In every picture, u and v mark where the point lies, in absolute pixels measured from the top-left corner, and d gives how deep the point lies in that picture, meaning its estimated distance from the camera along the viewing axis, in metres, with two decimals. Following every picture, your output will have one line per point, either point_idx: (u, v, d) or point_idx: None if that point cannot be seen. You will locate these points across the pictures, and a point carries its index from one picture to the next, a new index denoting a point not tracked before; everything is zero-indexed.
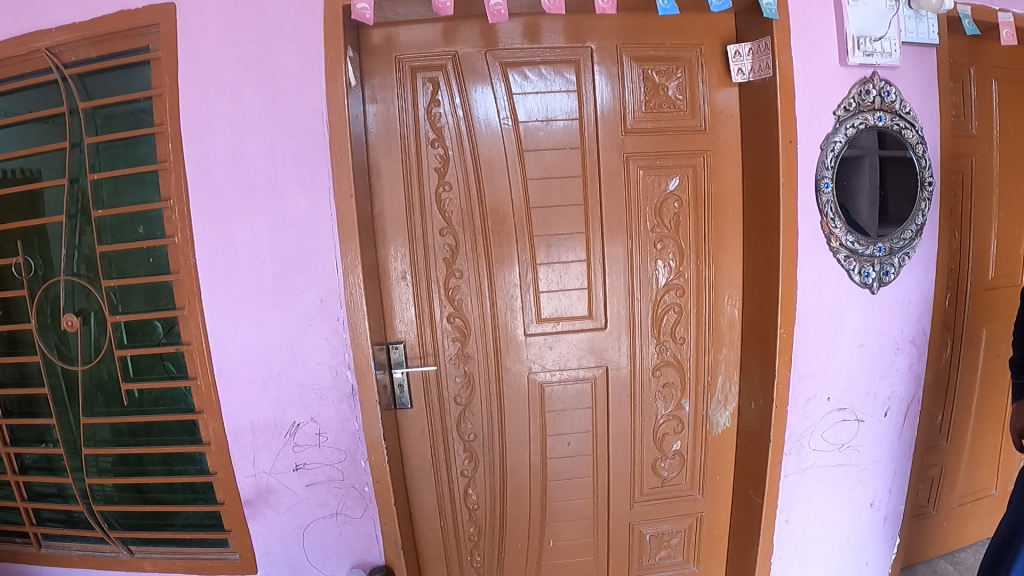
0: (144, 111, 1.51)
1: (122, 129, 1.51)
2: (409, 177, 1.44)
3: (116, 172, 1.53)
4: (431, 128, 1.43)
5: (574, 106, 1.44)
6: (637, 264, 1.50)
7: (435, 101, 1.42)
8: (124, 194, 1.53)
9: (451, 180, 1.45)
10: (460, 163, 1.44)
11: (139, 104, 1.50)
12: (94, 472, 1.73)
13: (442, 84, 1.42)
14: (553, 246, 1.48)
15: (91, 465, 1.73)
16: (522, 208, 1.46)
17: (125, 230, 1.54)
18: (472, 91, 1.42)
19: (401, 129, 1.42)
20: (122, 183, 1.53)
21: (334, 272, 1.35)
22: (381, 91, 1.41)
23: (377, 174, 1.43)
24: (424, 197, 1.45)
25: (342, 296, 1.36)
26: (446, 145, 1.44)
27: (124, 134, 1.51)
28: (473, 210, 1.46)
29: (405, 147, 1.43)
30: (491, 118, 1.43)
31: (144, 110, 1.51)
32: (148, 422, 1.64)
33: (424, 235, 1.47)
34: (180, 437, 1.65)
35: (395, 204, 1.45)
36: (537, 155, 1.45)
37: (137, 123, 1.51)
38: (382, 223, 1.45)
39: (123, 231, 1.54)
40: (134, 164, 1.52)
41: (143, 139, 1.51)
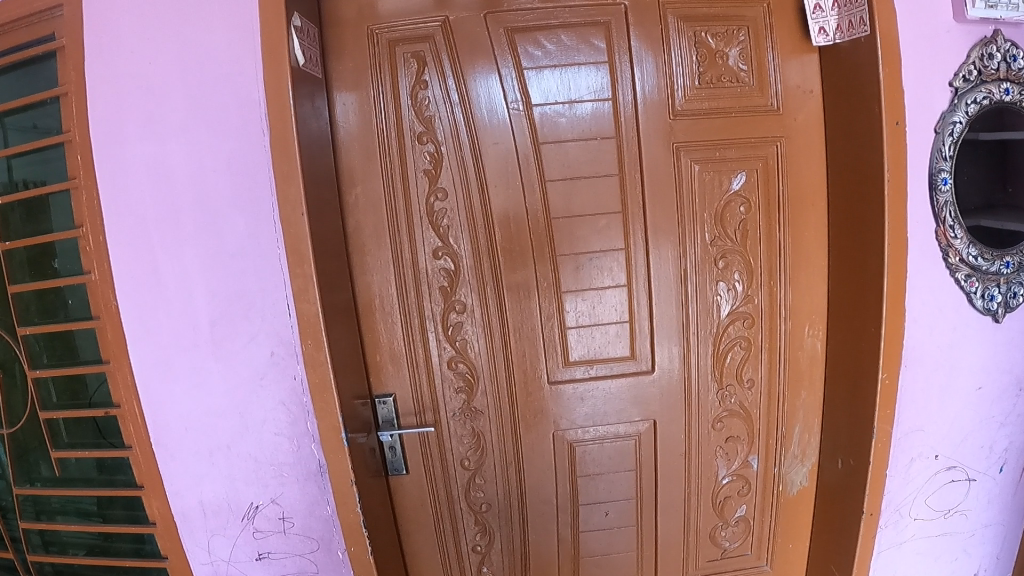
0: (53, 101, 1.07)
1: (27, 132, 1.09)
2: (392, 186, 1.11)
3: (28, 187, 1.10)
4: (418, 119, 1.09)
5: (605, 84, 1.09)
6: (693, 290, 1.15)
7: (423, 85, 1.08)
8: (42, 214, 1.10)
9: (446, 189, 1.11)
10: (457, 165, 1.10)
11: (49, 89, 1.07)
12: (41, 547, 1.28)
13: (429, 62, 1.07)
14: (582, 268, 1.12)
15: (36, 539, 1.28)
16: (540, 221, 1.11)
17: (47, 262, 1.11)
18: (469, 70, 1.07)
19: (379, 123, 1.09)
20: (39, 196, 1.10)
21: (287, 318, 1.02)
22: (352, 73, 1.07)
23: (351, 182, 1.10)
24: (412, 210, 1.11)
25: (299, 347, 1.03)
26: (436, 142, 1.09)
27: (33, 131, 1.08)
28: (474, 226, 1.11)
29: (385, 147, 1.09)
30: (495, 104, 1.08)
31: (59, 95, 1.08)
32: (104, 497, 1.19)
33: (415, 259, 1.12)
34: (136, 514, 1.19)
35: (376, 221, 1.11)
36: (557, 151, 1.09)
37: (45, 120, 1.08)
38: (362, 245, 1.12)
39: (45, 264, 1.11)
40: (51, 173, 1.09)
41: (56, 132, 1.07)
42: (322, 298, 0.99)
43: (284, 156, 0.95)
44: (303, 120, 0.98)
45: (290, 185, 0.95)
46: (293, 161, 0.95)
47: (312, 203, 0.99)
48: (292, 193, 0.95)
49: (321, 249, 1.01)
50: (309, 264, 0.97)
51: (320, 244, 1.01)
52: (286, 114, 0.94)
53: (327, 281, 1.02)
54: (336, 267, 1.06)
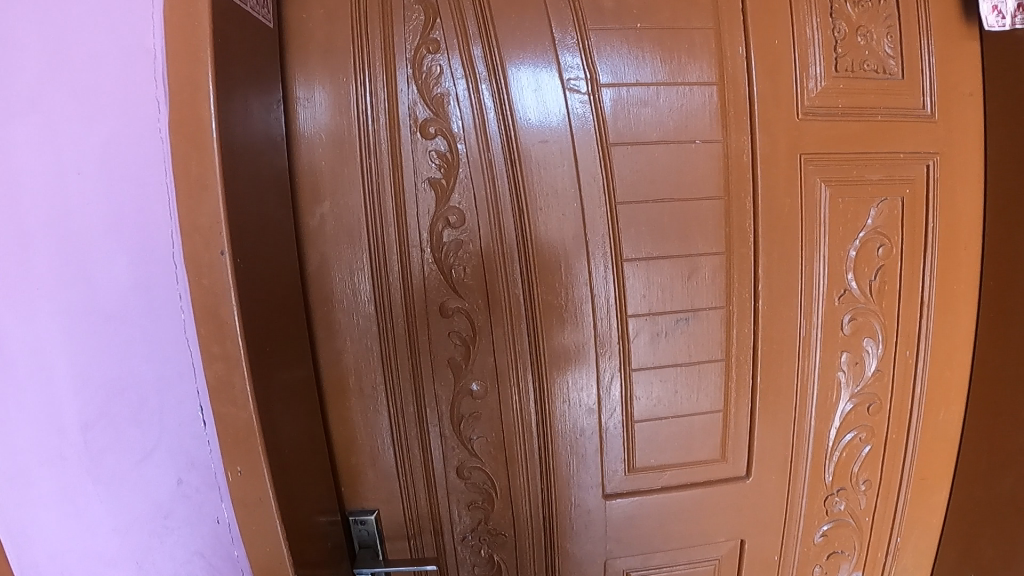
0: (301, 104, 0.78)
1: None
2: (376, 206, 0.70)
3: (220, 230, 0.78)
4: (422, 101, 0.69)
5: (710, 59, 0.71)
6: (809, 366, 0.81)
7: (433, 49, 0.69)
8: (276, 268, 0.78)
9: (459, 212, 0.71)
10: (479, 175, 0.70)
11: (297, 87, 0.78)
12: None
13: (443, 16, 0.69)
14: (662, 337, 0.74)
15: None
16: (604, 264, 0.72)
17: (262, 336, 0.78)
18: (502, 31, 0.69)
19: (360, 105, 0.69)
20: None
21: (201, 424, 0.64)
22: (324, 27, 0.68)
23: (312, 198, 0.70)
24: (405, 244, 0.71)
25: (224, 479, 0.66)
26: (446, 138, 0.70)
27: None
28: (502, 269, 0.71)
29: (368, 145, 0.69)
30: (541, 82, 0.70)
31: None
32: None
33: (410, 317, 0.73)
34: None
35: (351, 258, 0.71)
36: (633, 158, 0.71)
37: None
38: (329, 296, 0.72)
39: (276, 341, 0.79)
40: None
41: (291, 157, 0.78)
42: (259, 394, 0.60)
43: (196, 155, 0.54)
44: (226, 94, 0.56)
45: (206, 206, 0.54)
46: (211, 166, 0.54)
47: (245, 235, 0.59)
48: (207, 221, 0.54)
49: (257, 311, 0.60)
50: (236, 343, 0.57)
51: (260, 304, 0.61)
52: (201, 83, 0.54)
53: (262, 363, 0.61)
54: (285, 334, 0.67)
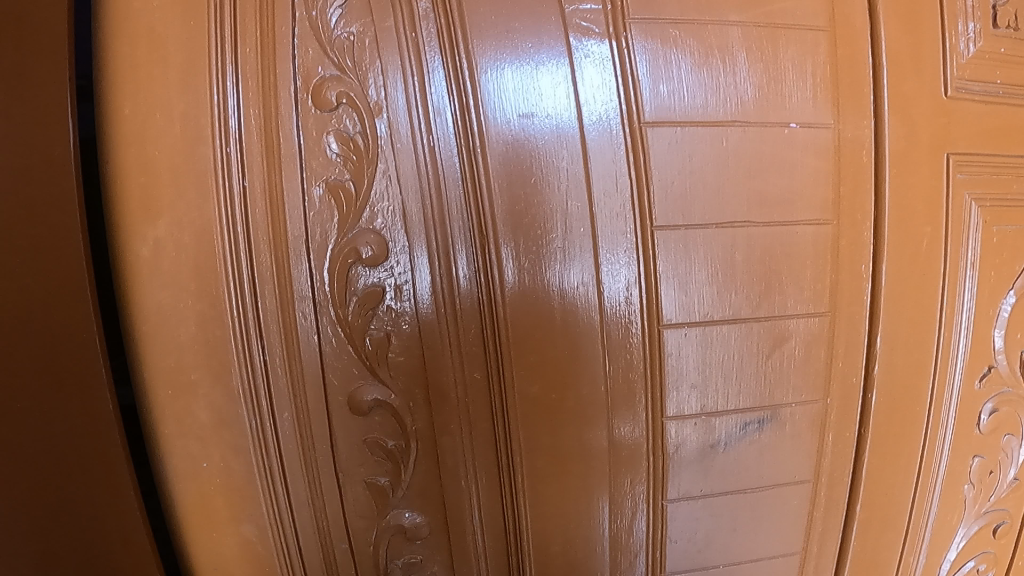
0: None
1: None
2: (240, 226, 0.39)
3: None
4: (319, 46, 0.39)
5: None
6: (933, 499, 0.50)
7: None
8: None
9: (376, 242, 0.39)
10: (411, 176, 0.39)
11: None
12: None
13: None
14: (723, 447, 0.44)
15: None
16: (631, 333, 0.41)
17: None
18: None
19: (209, 51, 0.39)
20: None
21: None
22: None
23: (137, 211, 0.40)
24: (286, 295, 0.40)
25: None
26: (355, 110, 0.39)
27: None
28: (453, 340, 0.40)
29: (225, 119, 0.39)
30: (524, 19, 0.39)
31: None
32: None
33: (301, 418, 0.42)
34: None
35: (200, 316, 0.41)
36: (682, 154, 0.40)
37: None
38: (170, 379, 0.41)
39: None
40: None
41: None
42: None
43: None
44: None
45: None
46: None
47: None
48: None
49: None
50: None
51: None
52: None
53: None
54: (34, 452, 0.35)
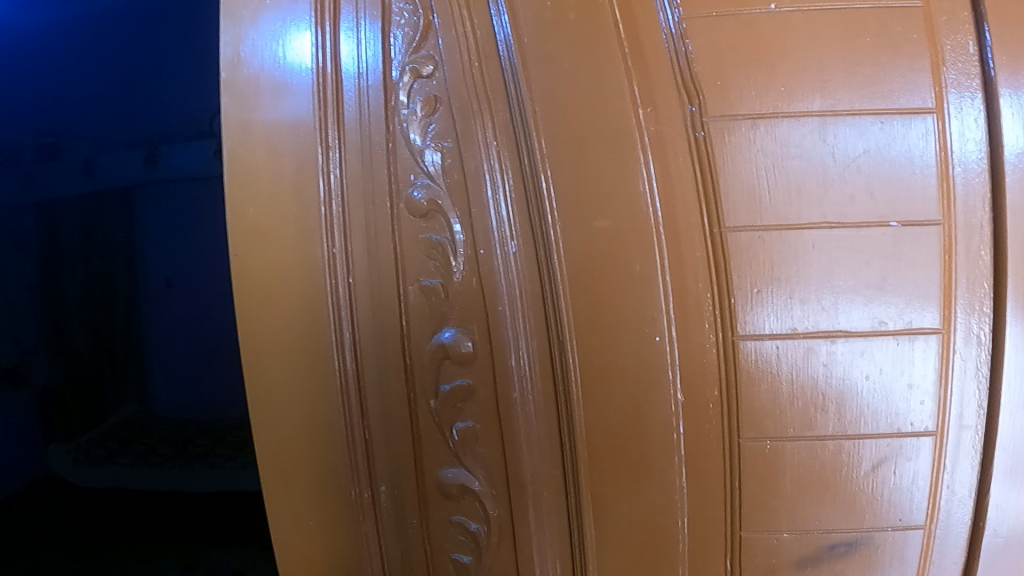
0: (139, 122, 0.47)
1: (22, 203, 0.48)
2: (347, 321, 0.40)
3: (15, 325, 0.48)
4: (410, 155, 0.40)
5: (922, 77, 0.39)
6: None
7: (428, 77, 0.40)
8: (110, 391, 0.47)
9: (475, 335, 0.39)
10: (500, 278, 0.39)
11: (134, 91, 0.47)
12: None
13: (452, 22, 0.40)
14: (808, 567, 0.42)
15: None
16: (710, 423, 0.39)
17: (89, 496, 0.48)
18: (538, 34, 0.39)
19: (319, 154, 0.40)
20: (70, 361, 0.47)
21: None
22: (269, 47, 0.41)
23: (253, 296, 0.40)
24: (389, 383, 0.40)
25: None
26: (444, 219, 0.39)
27: (27, 200, 0.48)
28: (532, 436, 0.40)
29: (329, 219, 0.40)
30: (604, 127, 0.38)
31: (193, 105, 0.48)
32: None
33: (399, 496, 0.42)
34: None
35: (312, 399, 0.41)
36: (769, 264, 0.38)
37: (84, 164, 0.47)
38: (280, 457, 0.42)
39: (115, 502, 0.49)
40: (108, 295, 0.47)
41: (125, 203, 0.46)
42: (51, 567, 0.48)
43: None
44: None
45: None
46: None
47: None
48: None
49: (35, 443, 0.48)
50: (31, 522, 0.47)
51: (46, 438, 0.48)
52: None
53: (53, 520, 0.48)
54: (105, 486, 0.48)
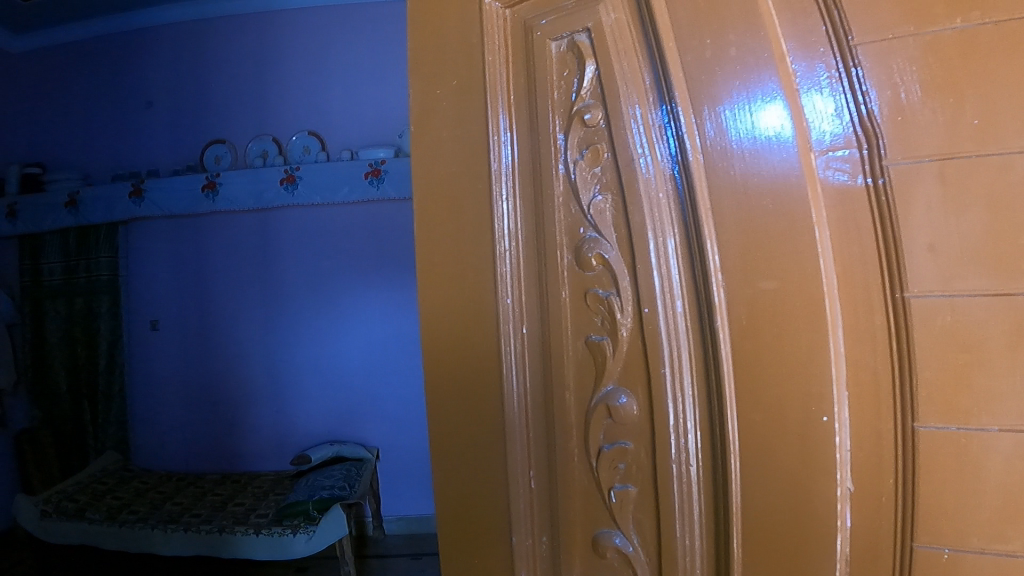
0: None
1: None
2: (518, 377, 0.38)
3: None
4: (577, 209, 0.37)
5: None
6: None
7: (594, 131, 0.37)
8: None
9: (640, 395, 0.36)
10: (662, 344, 0.35)
11: None
12: None
13: (609, 68, 0.35)
14: None
15: None
16: (882, 520, 0.34)
17: None
18: (709, 80, 0.33)
19: (492, 202, 0.37)
20: None
21: None
22: (438, 97, 0.39)
23: (437, 344, 0.39)
24: (555, 439, 0.38)
25: None
26: (609, 275, 0.36)
27: None
28: (690, 513, 0.35)
29: (499, 268, 0.37)
30: (764, 180, 0.32)
31: None
32: None
33: (561, 549, 0.38)
34: None
35: (485, 449, 0.38)
36: (960, 338, 0.32)
37: None
38: (460, 498, 0.39)
39: None
40: None
41: None
42: None
43: None
44: None
45: None
46: None
47: None
48: None
49: None
50: None
51: None
52: None
53: None
54: None
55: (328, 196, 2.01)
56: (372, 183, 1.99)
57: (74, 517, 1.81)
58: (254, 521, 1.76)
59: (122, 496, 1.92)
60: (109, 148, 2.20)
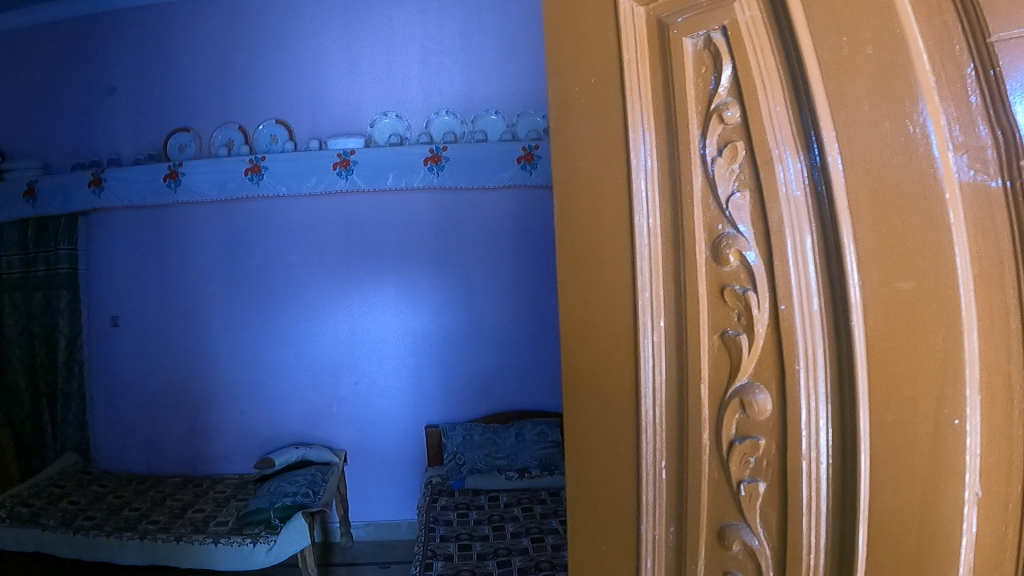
0: None
1: None
2: (655, 363, 0.37)
3: None
4: (717, 207, 0.35)
5: None
6: None
7: (732, 128, 0.34)
8: None
9: (777, 390, 0.34)
10: (798, 339, 0.33)
11: None
12: None
13: (747, 67, 0.33)
14: None
15: None
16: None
17: None
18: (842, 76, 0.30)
19: (632, 196, 0.37)
20: None
21: None
22: (581, 95, 0.39)
23: (580, 333, 0.40)
24: (687, 429, 0.37)
25: None
26: (748, 272, 0.35)
27: None
28: (814, 515, 0.34)
29: (638, 261, 0.37)
30: (905, 176, 0.29)
31: None
32: None
33: (686, 536, 0.38)
34: None
35: (621, 435, 0.39)
36: None
37: None
38: (592, 475, 0.41)
39: None
40: None
41: None
42: None
43: None
44: None
45: None
46: None
47: None
48: None
49: None
50: None
51: None
52: None
53: None
54: None
55: (295, 186, 1.93)
56: (340, 174, 1.92)
57: (26, 522, 1.71)
58: (214, 529, 1.68)
59: (78, 501, 1.82)
60: (68, 135, 2.09)
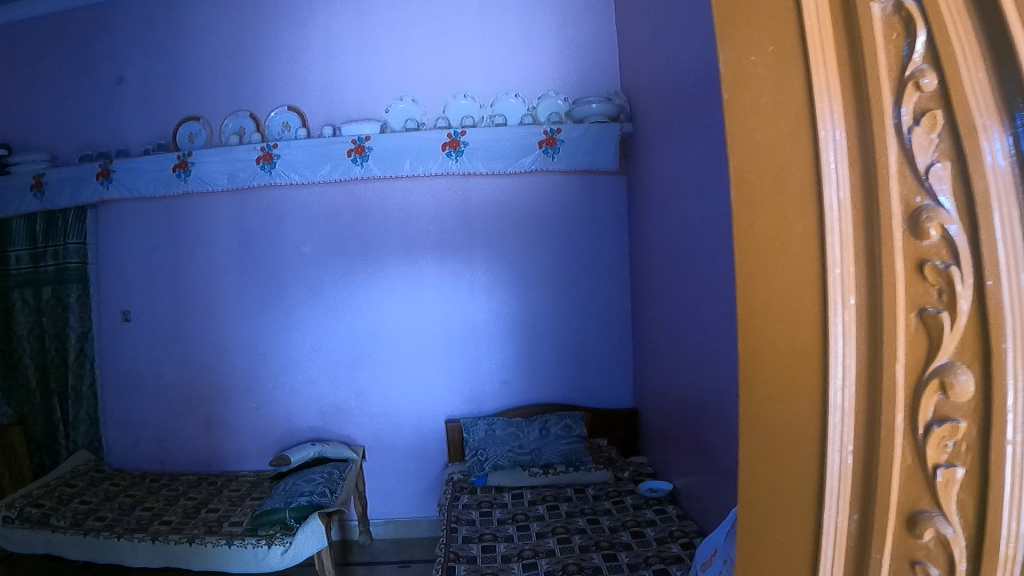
0: None
1: None
2: (845, 360, 0.30)
3: None
4: (914, 179, 0.29)
5: None
6: None
7: (929, 98, 0.29)
8: None
9: (986, 370, 0.29)
10: (1010, 320, 0.27)
11: None
12: None
13: (944, 30, 0.28)
14: None
15: None
16: None
17: None
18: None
19: (822, 169, 0.29)
20: None
21: None
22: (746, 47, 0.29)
23: (761, 354, 0.30)
24: (876, 434, 0.30)
25: None
26: (951, 249, 0.28)
27: None
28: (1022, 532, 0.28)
29: (827, 238, 0.29)
30: None
31: None
32: None
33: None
34: None
35: (806, 471, 0.31)
36: None
37: None
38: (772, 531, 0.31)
39: None
40: None
41: None
42: None
43: None
44: None
45: None
46: None
47: None
48: None
49: None
50: None
51: None
52: None
53: None
54: None
55: (307, 173, 1.85)
56: (355, 161, 1.84)
57: (36, 523, 1.66)
58: (228, 531, 1.62)
59: (89, 501, 1.77)
60: (75, 127, 2.04)
